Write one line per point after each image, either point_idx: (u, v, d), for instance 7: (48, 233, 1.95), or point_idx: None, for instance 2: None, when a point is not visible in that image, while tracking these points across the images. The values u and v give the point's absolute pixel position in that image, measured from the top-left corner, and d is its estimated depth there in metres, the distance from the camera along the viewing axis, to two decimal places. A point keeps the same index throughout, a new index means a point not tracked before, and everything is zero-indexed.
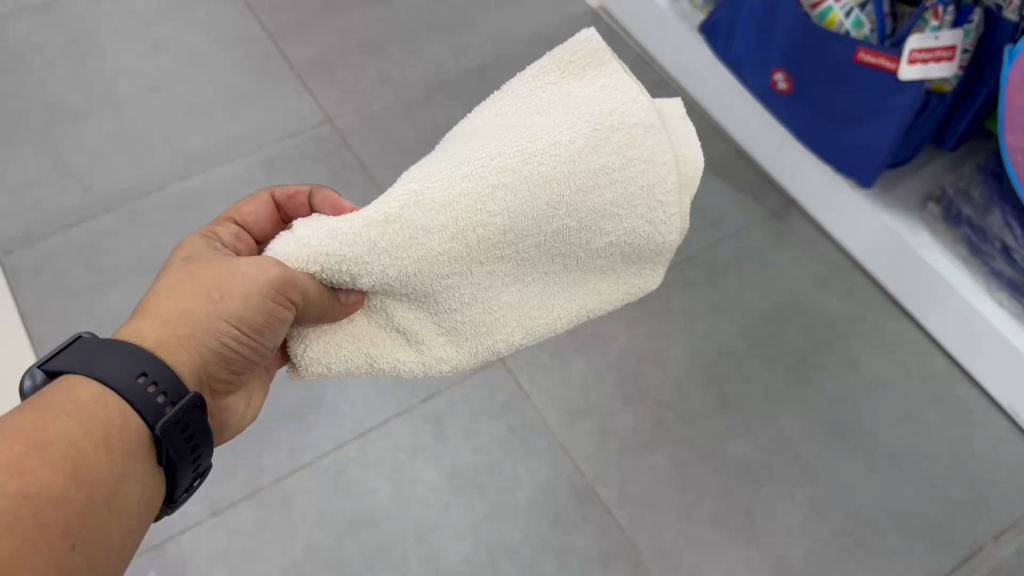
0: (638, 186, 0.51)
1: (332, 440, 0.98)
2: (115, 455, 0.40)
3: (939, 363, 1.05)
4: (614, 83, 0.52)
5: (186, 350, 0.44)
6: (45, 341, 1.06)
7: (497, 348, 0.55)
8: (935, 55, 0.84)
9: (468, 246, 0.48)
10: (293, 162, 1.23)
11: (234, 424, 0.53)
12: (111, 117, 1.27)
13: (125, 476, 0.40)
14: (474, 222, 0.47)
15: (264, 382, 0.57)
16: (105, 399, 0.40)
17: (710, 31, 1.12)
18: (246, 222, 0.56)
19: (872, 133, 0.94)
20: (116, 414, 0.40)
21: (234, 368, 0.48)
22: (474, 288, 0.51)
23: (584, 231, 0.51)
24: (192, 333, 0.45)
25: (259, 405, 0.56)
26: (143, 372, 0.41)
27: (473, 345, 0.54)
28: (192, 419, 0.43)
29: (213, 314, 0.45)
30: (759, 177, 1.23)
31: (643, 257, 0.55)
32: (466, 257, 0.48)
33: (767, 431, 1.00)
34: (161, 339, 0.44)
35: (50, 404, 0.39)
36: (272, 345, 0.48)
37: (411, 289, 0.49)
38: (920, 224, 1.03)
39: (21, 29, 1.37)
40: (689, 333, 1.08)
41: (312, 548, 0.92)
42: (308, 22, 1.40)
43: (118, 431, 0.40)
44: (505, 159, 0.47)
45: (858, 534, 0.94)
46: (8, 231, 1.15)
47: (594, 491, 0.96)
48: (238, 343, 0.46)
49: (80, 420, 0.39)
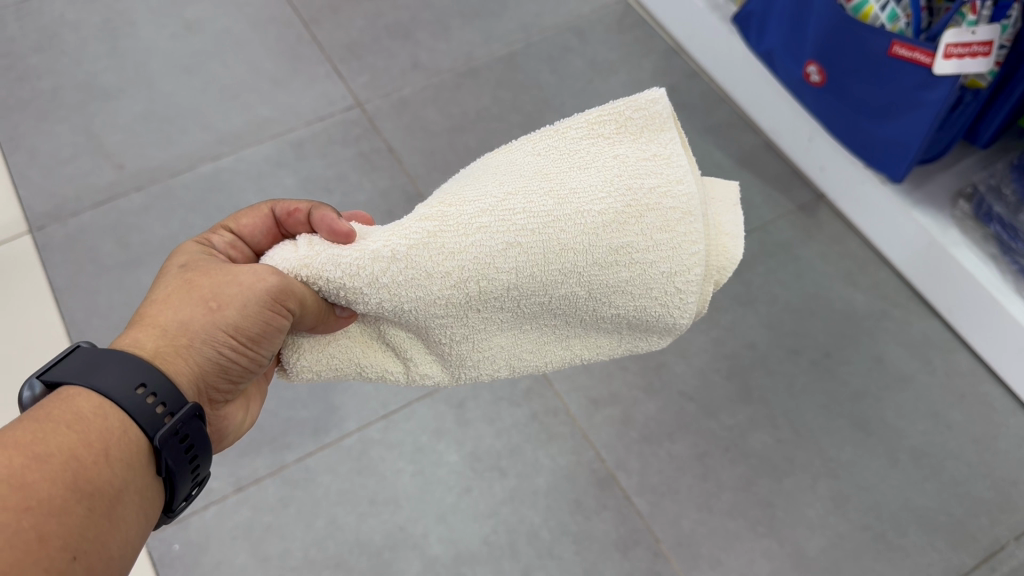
0: (659, 274, 0.48)
1: (355, 421, 0.99)
2: (115, 466, 0.39)
3: (965, 362, 1.05)
4: (665, 156, 0.49)
5: (184, 361, 0.43)
6: (76, 315, 1.07)
7: (481, 379, 0.53)
8: (971, 49, 0.82)
9: (470, 296, 0.46)
10: (323, 145, 1.24)
11: (234, 430, 0.52)
12: (144, 96, 1.28)
13: (125, 489, 0.39)
14: (477, 276, 0.45)
15: (261, 390, 0.55)
16: (104, 412, 0.39)
17: (743, 22, 1.11)
18: (238, 231, 0.52)
19: (905, 128, 0.94)
20: (116, 426, 0.39)
21: (233, 377, 0.47)
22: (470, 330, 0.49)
23: (592, 300, 0.49)
24: (190, 343, 0.43)
25: (259, 409, 0.55)
26: (142, 384, 0.40)
27: (463, 376, 0.53)
28: (191, 428, 0.42)
29: (212, 323, 0.44)
30: (788, 170, 1.22)
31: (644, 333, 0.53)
32: (466, 305, 0.47)
33: (789, 424, 1.00)
34: (159, 349, 0.42)
35: (48, 416, 0.38)
36: (269, 354, 0.47)
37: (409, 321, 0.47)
38: (950, 221, 1.02)
39: (56, 8, 1.38)
40: (714, 324, 1.07)
41: (334, 526, 0.93)
42: (339, 7, 1.40)
43: (119, 443, 0.39)
44: (526, 219, 0.46)
45: (878, 529, 0.94)
46: (41, 206, 1.17)
47: (615, 478, 0.97)
48: (238, 353, 0.45)
49: (80, 432, 0.38)
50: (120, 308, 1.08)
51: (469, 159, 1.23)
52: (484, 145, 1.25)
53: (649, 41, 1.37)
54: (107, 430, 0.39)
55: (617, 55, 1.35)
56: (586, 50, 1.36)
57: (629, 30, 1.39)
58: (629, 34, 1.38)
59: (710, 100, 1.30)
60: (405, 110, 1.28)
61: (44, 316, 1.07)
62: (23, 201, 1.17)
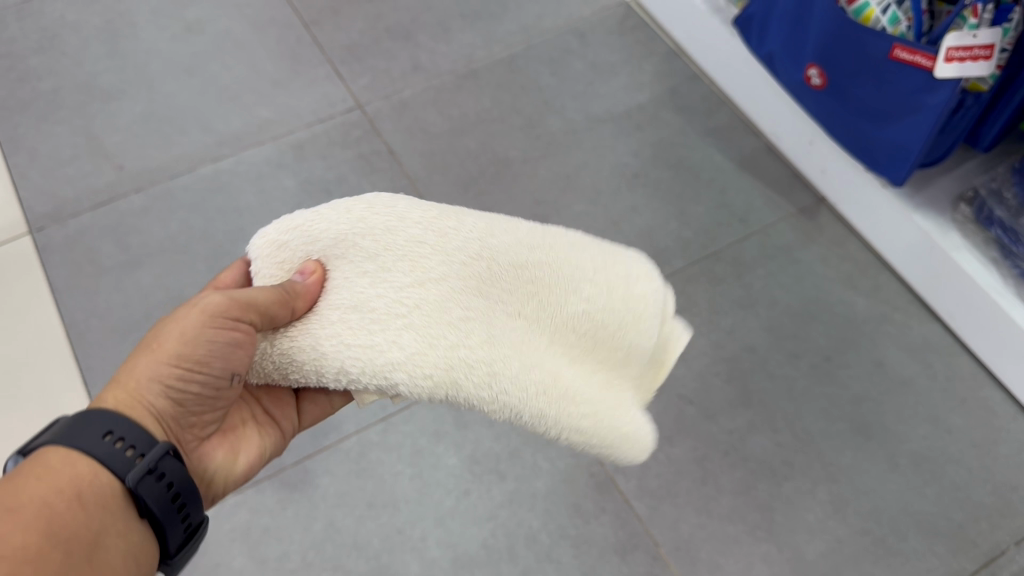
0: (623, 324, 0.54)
1: (354, 424, 0.99)
2: (91, 510, 0.44)
3: (966, 366, 1.04)
4: None
5: (138, 401, 0.50)
6: (76, 316, 1.07)
7: (483, 371, 0.50)
8: (972, 53, 0.82)
9: (449, 346, 0.51)
10: (323, 147, 1.24)
11: (222, 471, 0.58)
12: (144, 97, 1.28)
13: (104, 530, 0.45)
14: (441, 314, 0.51)
15: (263, 440, 0.61)
16: (73, 460, 0.45)
17: (744, 24, 1.11)
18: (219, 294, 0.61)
19: (905, 131, 0.94)
20: (89, 474, 0.45)
21: (192, 408, 0.54)
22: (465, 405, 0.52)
23: (562, 263, 0.54)
24: (140, 384, 0.51)
25: (267, 451, 0.61)
26: (109, 432, 0.47)
27: (462, 372, 0.50)
28: (167, 467, 0.48)
29: (156, 360, 0.52)
30: (788, 173, 1.22)
31: (625, 431, 0.56)
32: (448, 371, 0.50)
33: (789, 428, 1.00)
34: (117, 399, 0.50)
35: (22, 473, 0.44)
36: (225, 380, 0.54)
37: (394, 391, 0.51)
38: (951, 225, 1.02)
39: (57, 9, 1.38)
40: (713, 327, 1.07)
41: (332, 529, 0.93)
42: (340, 8, 1.40)
43: (90, 487, 0.45)
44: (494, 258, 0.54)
45: (878, 533, 0.93)
46: (41, 207, 1.17)
47: (614, 482, 0.96)
48: (187, 384, 0.52)
49: (50, 482, 0.44)
50: (119, 310, 1.08)
51: (469, 161, 1.23)
52: (484, 147, 1.24)
53: (650, 44, 1.37)
54: (79, 478, 0.45)
55: (618, 57, 1.35)
56: (587, 52, 1.36)
57: (629, 32, 1.39)
58: (630, 37, 1.38)
59: (711, 102, 1.30)
60: (405, 112, 1.28)
61: (44, 318, 1.07)
62: (23, 201, 1.17)
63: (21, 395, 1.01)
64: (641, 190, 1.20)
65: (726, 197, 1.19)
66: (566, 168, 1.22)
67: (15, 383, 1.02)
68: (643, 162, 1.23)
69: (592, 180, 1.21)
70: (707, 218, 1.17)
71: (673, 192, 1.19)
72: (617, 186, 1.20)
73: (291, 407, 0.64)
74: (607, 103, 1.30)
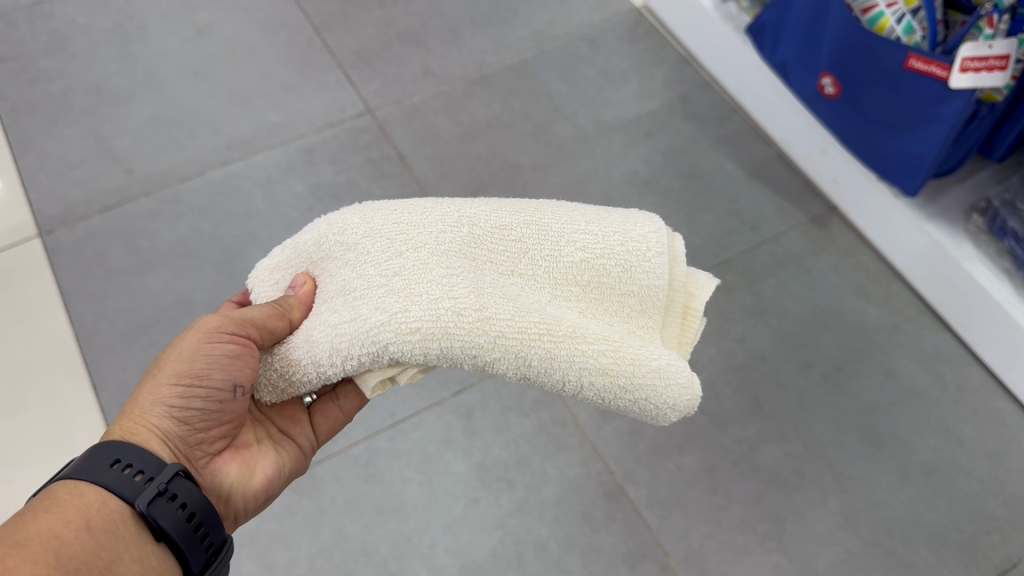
0: (621, 266, 0.54)
1: (362, 430, 0.99)
2: (100, 537, 0.44)
3: (977, 378, 1.04)
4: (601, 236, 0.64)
5: (142, 424, 0.51)
6: (84, 319, 1.07)
7: (475, 322, 0.49)
8: (988, 64, 0.82)
9: (434, 297, 0.50)
10: (333, 151, 1.23)
11: (239, 487, 0.57)
12: (154, 100, 1.28)
13: (116, 558, 0.44)
14: (426, 270, 0.51)
15: (280, 460, 0.60)
16: (81, 490, 0.45)
17: (758, 33, 1.11)
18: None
19: (920, 141, 0.93)
20: (97, 503, 0.45)
21: (201, 427, 0.54)
22: (467, 359, 0.50)
23: (551, 235, 0.55)
24: (144, 408, 0.52)
25: (284, 468, 0.60)
26: (118, 460, 0.47)
27: (456, 323, 0.49)
28: (179, 489, 0.47)
29: (159, 383, 0.53)
30: (799, 182, 1.22)
31: (656, 365, 0.52)
32: (438, 316, 0.49)
33: (800, 438, 1.00)
34: (122, 427, 0.51)
35: (30, 506, 0.44)
36: (229, 395, 0.54)
37: (388, 355, 0.50)
38: (963, 235, 1.02)
39: (68, 11, 1.38)
40: (724, 336, 1.07)
41: (340, 535, 0.92)
42: (351, 13, 1.40)
43: (98, 516, 0.45)
44: (475, 225, 0.54)
45: (889, 545, 0.93)
46: (50, 210, 1.17)
47: (623, 491, 0.96)
48: (189, 401, 0.53)
49: (59, 513, 0.44)
50: (128, 313, 1.08)
51: (479, 167, 1.23)
52: (494, 153, 1.24)
53: (660, 51, 1.37)
54: (86, 507, 0.45)
55: (628, 64, 1.35)
56: (598, 59, 1.36)
57: (640, 39, 1.38)
58: (640, 44, 1.38)
59: (722, 110, 1.29)
60: (416, 118, 1.28)
61: (52, 321, 1.07)
62: (32, 204, 1.17)
63: (29, 399, 1.00)
64: (650, 198, 1.19)
65: (737, 205, 1.19)
66: (576, 176, 1.22)
67: (23, 386, 1.01)
68: (653, 169, 1.22)
69: (602, 187, 1.21)
70: (717, 225, 1.17)
71: (684, 199, 1.19)
72: (627, 193, 1.20)
73: (305, 423, 0.63)
74: (617, 110, 1.29)
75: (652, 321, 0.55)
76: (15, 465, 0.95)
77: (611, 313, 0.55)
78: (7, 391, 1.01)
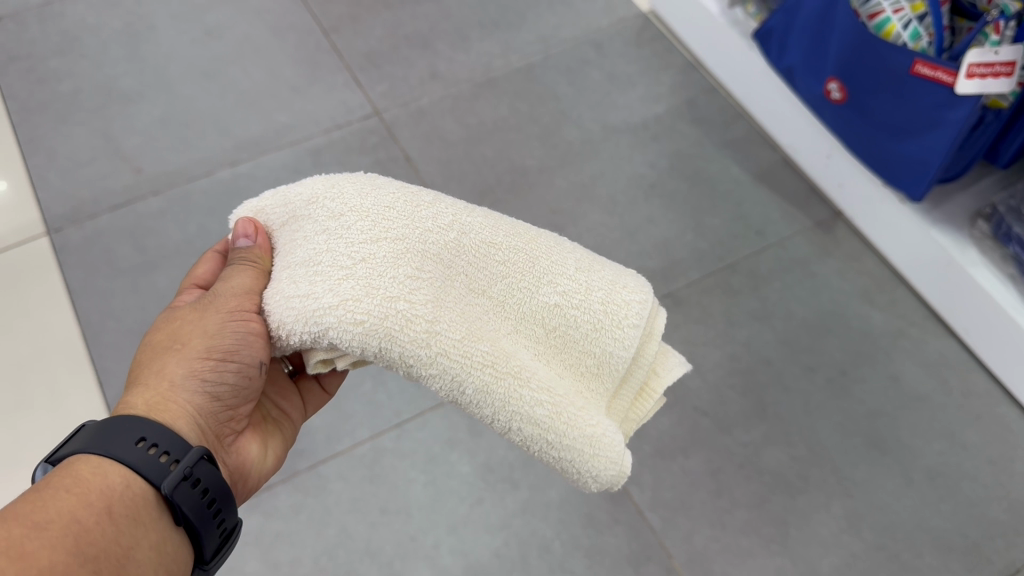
0: (594, 326, 0.51)
1: (368, 430, 0.99)
2: (118, 522, 0.43)
3: (982, 383, 1.04)
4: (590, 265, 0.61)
5: (171, 402, 0.49)
6: (92, 317, 1.08)
7: (418, 335, 0.46)
8: (994, 69, 0.82)
9: (392, 295, 0.47)
10: (340, 153, 1.24)
11: (257, 467, 0.58)
12: (163, 101, 1.29)
13: (133, 546, 0.44)
14: (392, 267, 0.48)
15: (280, 438, 0.61)
16: (104, 469, 0.44)
17: (764, 38, 1.11)
18: (208, 285, 0.60)
19: (926, 146, 0.93)
20: (118, 484, 0.44)
21: (228, 403, 0.53)
22: (401, 366, 0.48)
23: (536, 267, 0.51)
24: (172, 384, 0.50)
25: (285, 445, 0.61)
26: (142, 438, 0.46)
27: (400, 327, 0.46)
28: (201, 472, 0.46)
29: (186, 358, 0.51)
30: (805, 187, 1.22)
31: (590, 433, 0.50)
32: (387, 316, 0.46)
33: (805, 442, 1.00)
34: (150, 402, 0.49)
35: (50, 484, 0.43)
36: (256, 374, 0.53)
37: (328, 341, 0.47)
38: (968, 241, 1.02)
39: (78, 12, 1.39)
40: (729, 339, 1.07)
41: (345, 534, 0.93)
42: (359, 16, 1.41)
43: (120, 500, 0.43)
44: (461, 233, 0.51)
45: (893, 549, 0.93)
46: (59, 208, 1.18)
47: (627, 493, 0.96)
48: (221, 378, 0.51)
49: (80, 495, 0.42)
50: (135, 311, 1.08)
51: (486, 169, 1.23)
52: (501, 155, 1.25)
53: (667, 56, 1.37)
54: (108, 489, 0.43)
55: (635, 68, 1.36)
56: (604, 63, 1.36)
57: (647, 43, 1.39)
58: (647, 48, 1.38)
59: (728, 114, 1.30)
60: (423, 120, 1.28)
61: (60, 318, 1.07)
62: (41, 202, 1.18)
63: (36, 395, 1.01)
64: (656, 202, 1.20)
65: (742, 210, 1.19)
66: (582, 178, 1.22)
67: (30, 383, 1.02)
68: (659, 173, 1.23)
69: (608, 190, 1.21)
70: (723, 229, 1.17)
71: (690, 204, 1.20)
72: (633, 197, 1.20)
73: (295, 398, 0.64)
74: (623, 114, 1.30)
75: (603, 390, 0.52)
76: (23, 460, 0.96)
77: (567, 365, 0.52)
78: (14, 388, 1.02)
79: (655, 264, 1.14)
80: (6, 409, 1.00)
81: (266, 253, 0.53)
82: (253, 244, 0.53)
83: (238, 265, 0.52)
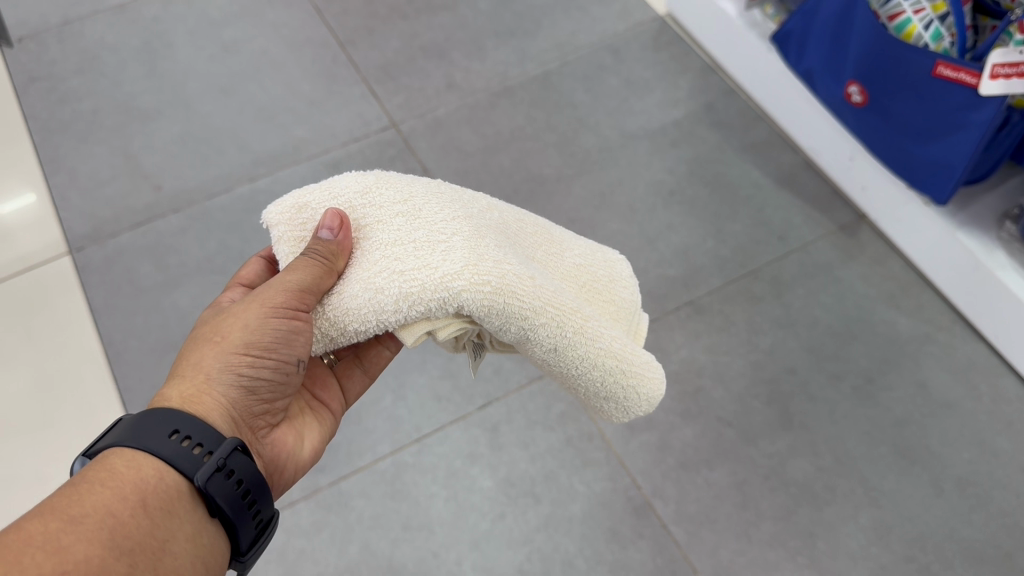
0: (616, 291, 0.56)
1: (390, 445, 0.99)
2: (154, 514, 0.42)
3: (1012, 389, 1.01)
4: None
5: (206, 395, 0.48)
6: (115, 337, 1.08)
7: (530, 290, 0.47)
8: (1019, 70, 0.79)
9: (498, 257, 0.47)
10: (359, 165, 1.24)
11: (293, 458, 0.57)
12: (181, 118, 1.29)
13: (169, 538, 0.43)
14: (480, 238, 0.49)
15: (321, 430, 0.60)
16: (138, 463, 0.44)
17: (782, 41, 1.10)
18: (253, 284, 0.60)
19: (951, 148, 0.92)
20: (152, 476, 0.43)
21: (264, 398, 0.52)
22: (518, 321, 0.47)
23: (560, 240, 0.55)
24: (208, 377, 0.49)
25: (326, 437, 0.60)
26: (176, 431, 0.45)
27: (519, 288, 0.47)
28: (235, 463, 0.46)
29: (222, 353, 0.50)
30: (827, 189, 1.20)
31: (640, 367, 0.55)
32: (505, 272, 0.46)
33: (831, 451, 0.98)
34: (184, 397, 0.48)
35: (86, 477, 0.42)
36: (296, 371, 0.52)
37: (456, 305, 0.46)
38: (997, 243, 1.00)
39: (97, 30, 1.41)
40: (752, 348, 1.06)
41: (367, 552, 0.92)
42: (375, 28, 1.41)
43: (154, 493, 0.43)
44: (498, 209, 0.55)
45: (924, 560, 0.91)
46: (80, 227, 1.18)
47: (651, 506, 0.95)
48: (257, 373, 0.50)
49: (114, 488, 0.42)
50: (157, 330, 1.09)
51: (503, 180, 1.22)
52: (519, 165, 1.24)
53: (685, 59, 1.36)
54: (144, 482, 0.43)
55: (652, 73, 1.34)
56: (621, 67, 1.35)
57: (665, 47, 1.37)
58: (664, 52, 1.37)
59: (748, 117, 1.28)
60: (440, 131, 1.28)
61: (83, 338, 1.08)
62: (63, 222, 1.19)
63: (59, 413, 1.01)
64: (676, 209, 1.19)
65: (764, 214, 1.18)
66: (600, 186, 1.21)
67: (54, 400, 1.02)
68: (679, 179, 1.22)
69: (627, 197, 1.20)
70: (744, 235, 1.16)
71: (710, 210, 1.18)
72: (652, 204, 1.19)
73: (335, 388, 0.62)
74: (641, 119, 1.29)
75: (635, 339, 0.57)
76: (47, 478, 0.96)
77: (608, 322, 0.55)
78: (38, 405, 1.02)
79: (677, 272, 1.13)
80: (30, 427, 1.00)
81: (343, 252, 0.50)
82: (334, 238, 0.49)
83: (305, 257, 0.49)
